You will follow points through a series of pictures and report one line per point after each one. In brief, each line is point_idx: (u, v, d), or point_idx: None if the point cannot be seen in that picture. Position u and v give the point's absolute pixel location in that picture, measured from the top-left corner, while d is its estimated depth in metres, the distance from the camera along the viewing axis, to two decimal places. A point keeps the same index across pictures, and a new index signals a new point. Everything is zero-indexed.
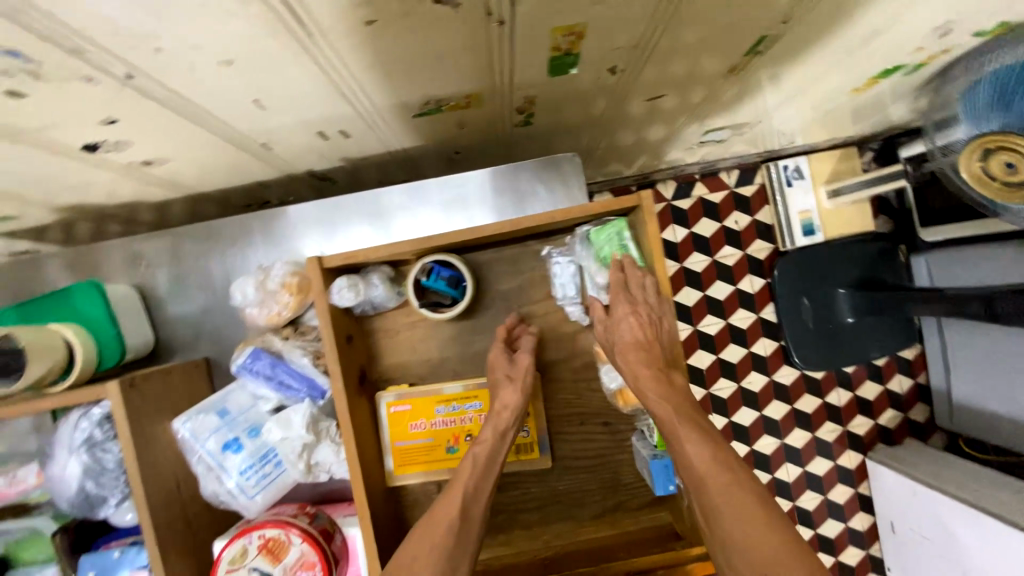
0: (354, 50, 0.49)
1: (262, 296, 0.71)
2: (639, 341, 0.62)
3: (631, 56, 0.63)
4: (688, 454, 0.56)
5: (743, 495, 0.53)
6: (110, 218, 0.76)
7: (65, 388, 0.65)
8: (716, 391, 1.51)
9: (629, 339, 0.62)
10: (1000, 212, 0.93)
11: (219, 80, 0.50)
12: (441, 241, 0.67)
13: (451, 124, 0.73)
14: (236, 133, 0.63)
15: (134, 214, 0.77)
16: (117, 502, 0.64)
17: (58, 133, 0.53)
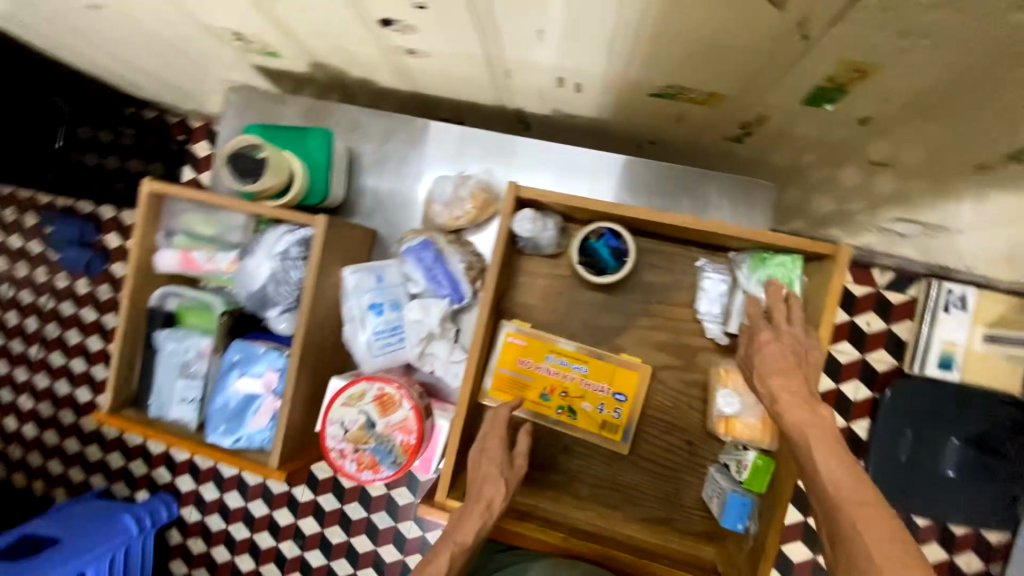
0: (659, 17, 0.54)
1: (450, 198, 0.80)
2: (786, 371, 0.61)
3: (892, 115, 0.62)
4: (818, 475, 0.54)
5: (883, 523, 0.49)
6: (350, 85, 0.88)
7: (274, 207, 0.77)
8: None
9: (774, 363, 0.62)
10: None
11: (530, 3, 0.56)
12: (622, 212, 0.70)
13: (671, 114, 0.76)
14: (498, 54, 0.71)
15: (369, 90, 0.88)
16: (281, 310, 0.75)
17: (379, 1, 0.63)
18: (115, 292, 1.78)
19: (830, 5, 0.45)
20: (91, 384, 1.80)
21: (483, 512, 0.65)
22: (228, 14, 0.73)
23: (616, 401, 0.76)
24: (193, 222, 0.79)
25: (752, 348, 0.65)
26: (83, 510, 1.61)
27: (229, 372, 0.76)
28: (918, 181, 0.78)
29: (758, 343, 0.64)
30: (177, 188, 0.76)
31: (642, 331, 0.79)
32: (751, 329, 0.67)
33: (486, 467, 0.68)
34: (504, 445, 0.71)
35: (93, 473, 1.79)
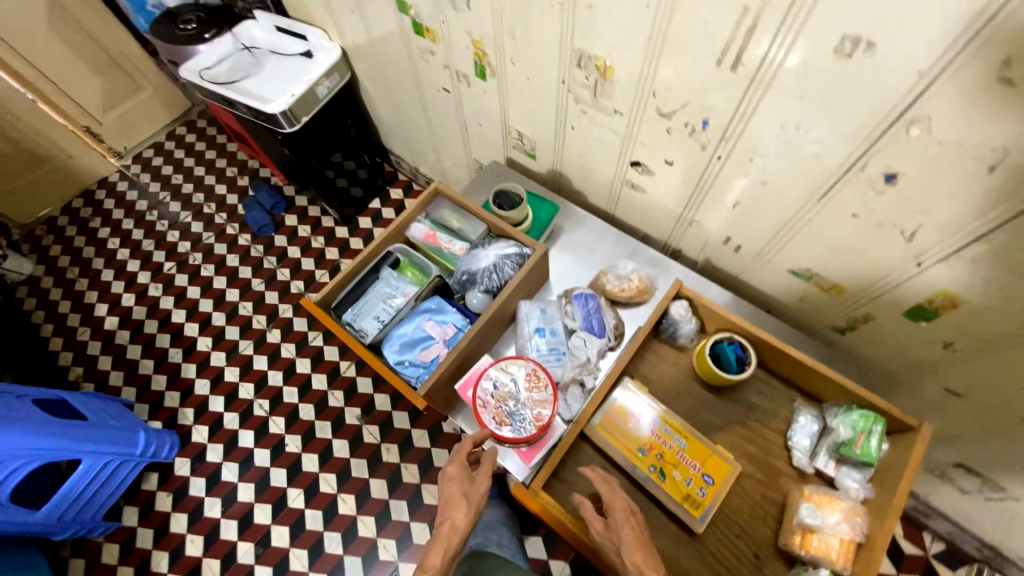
0: (825, 221, 0.86)
1: (624, 275, 1.07)
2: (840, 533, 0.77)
3: (971, 346, 0.85)
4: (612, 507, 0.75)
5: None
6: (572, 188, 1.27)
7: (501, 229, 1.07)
8: None
9: (618, 533, 0.72)
10: None
11: (743, 183, 0.92)
12: (757, 331, 0.92)
13: (797, 291, 1.04)
14: (694, 207, 1.06)
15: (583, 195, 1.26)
16: (482, 290, 1.00)
17: (644, 150, 1.03)
18: (262, 253, 2.11)
19: (942, 248, 0.75)
20: (188, 311, 1.99)
21: (452, 519, 0.71)
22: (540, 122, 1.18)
23: (704, 481, 0.86)
24: (444, 215, 1.11)
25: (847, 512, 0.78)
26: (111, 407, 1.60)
27: (422, 314, 0.98)
28: (983, 422, 0.95)
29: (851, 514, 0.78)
30: (452, 193, 1.11)
31: (735, 436, 0.92)
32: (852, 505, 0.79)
33: (450, 493, 0.75)
34: (464, 466, 0.80)
35: (127, 386, 1.85)
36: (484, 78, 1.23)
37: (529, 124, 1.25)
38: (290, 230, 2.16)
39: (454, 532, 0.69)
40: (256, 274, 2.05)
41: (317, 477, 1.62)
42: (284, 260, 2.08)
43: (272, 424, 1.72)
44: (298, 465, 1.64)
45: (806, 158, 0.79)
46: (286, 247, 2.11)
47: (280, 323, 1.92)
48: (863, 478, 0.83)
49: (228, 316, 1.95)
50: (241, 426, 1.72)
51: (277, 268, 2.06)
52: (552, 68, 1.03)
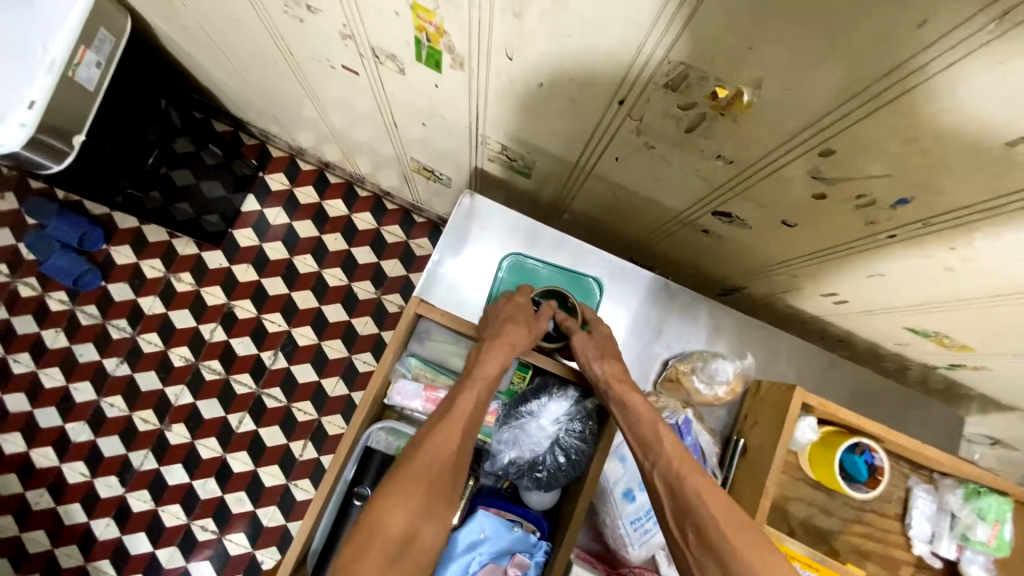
0: (1021, 314, 0.61)
1: (717, 377, 0.76)
2: None
3: None
4: (682, 466, 0.55)
5: (765, 558, 0.48)
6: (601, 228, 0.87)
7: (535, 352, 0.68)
8: None
9: (617, 386, 0.62)
10: None
11: (908, 265, 0.62)
12: (898, 437, 0.72)
13: (900, 341, 0.85)
14: (793, 265, 0.76)
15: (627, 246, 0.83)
16: (546, 482, 0.65)
17: (748, 205, 0.65)
18: (102, 319, 1.41)
19: None
20: (27, 432, 1.36)
21: (507, 351, 0.60)
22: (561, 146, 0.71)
23: None
24: (443, 352, 0.70)
25: None
26: None
27: (469, 556, 0.60)
28: None
29: None
30: (445, 318, 0.65)
31: (854, 537, 0.81)
32: None
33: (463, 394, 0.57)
34: (525, 307, 0.67)
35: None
36: (437, 69, 0.66)
37: (525, 139, 0.75)
38: (133, 272, 1.43)
39: (495, 381, 0.59)
40: (107, 353, 1.40)
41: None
42: (145, 322, 1.42)
43: (230, 545, 1.34)
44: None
45: None
46: (139, 300, 1.43)
47: (178, 418, 1.39)
48: (988, 561, 0.76)
49: (95, 427, 1.37)
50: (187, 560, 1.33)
51: (138, 336, 1.41)
52: (601, 78, 0.55)
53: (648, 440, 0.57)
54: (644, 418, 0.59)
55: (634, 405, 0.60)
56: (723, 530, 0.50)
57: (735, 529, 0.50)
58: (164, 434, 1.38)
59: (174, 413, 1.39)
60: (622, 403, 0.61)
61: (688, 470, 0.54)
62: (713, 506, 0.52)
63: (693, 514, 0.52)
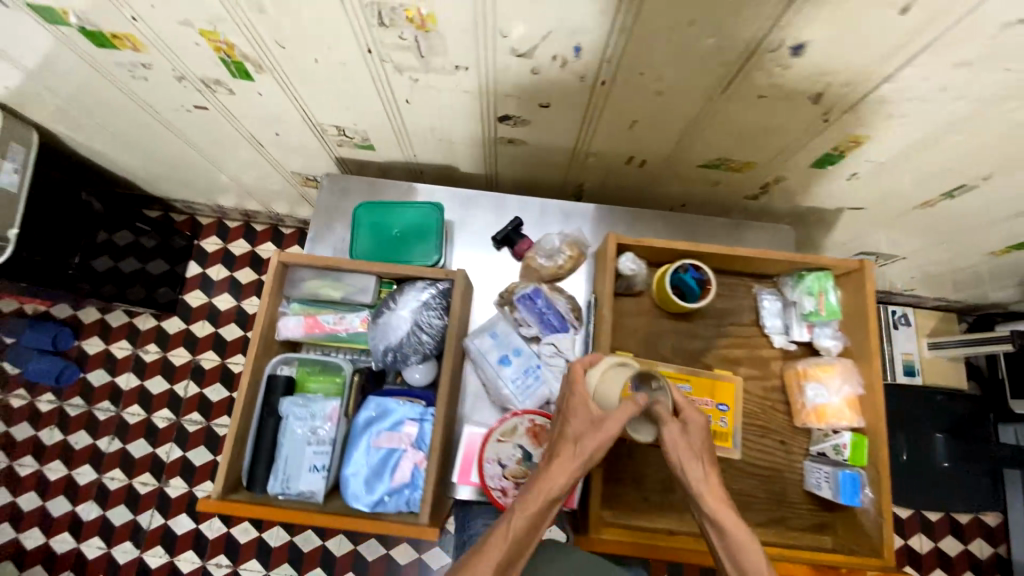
0: (735, 109, 0.76)
1: (552, 249, 0.93)
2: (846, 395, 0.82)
3: (871, 169, 0.88)
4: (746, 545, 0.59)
5: None
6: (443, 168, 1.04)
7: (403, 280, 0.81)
8: None
9: (678, 450, 0.66)
10: None
11: (637, 101, 0.78)
12: (702, 248, 0.88)
13: (712, 180, 0.99)
14: (586, 141, 0.91)
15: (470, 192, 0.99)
16: (419, 360, 0.78)
17: (510, 100, 0.81)
18: (87, 405, 1.57)
19: (848, 100, 0.71)
20: (43, 524, 1.49)
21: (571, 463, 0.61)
22: (366, 106, 0.88)
23: (721, 411, 0.86)
24: (314, 288, 0.82)
25: (844, 369, 0.83)
26: None
27: (366, 430, 0.76)
28: (881, 218, 1.06)
29: (848, 369, 0.83)
30: (304, 258, 0.80)
31: (722, 349, 0.93)
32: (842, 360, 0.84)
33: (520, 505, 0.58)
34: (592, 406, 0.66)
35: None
36: (250, 77, 0.85)
37: (346, 115, 0.93)
38: (106, 356, 1.60)
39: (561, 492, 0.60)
40: (98, 434, 1.55)
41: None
42: (125, 396, 1.58)
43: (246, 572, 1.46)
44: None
45: (703, 54, 0.66)
46: (116, 379, 1.59)
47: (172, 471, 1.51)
48: (834, 331, 0.88)
49: (102, 501, 1.50)
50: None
51: (123, 411, 1.56)
52: (345, 38, 0.72)
53: (706, 497, 0.63)
54: (701, 477, 0.64)
55: (694, 465, 0.65)
56: (751, 561, 0.59)
57: (756, 561, 0.58)
58: (163, 489, 1.51)
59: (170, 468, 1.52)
60: (679, 463, 0.65)
61: (720, 507, 0.62)
62: (741, 536, 0.60)
63: (733, 548, 0.60)
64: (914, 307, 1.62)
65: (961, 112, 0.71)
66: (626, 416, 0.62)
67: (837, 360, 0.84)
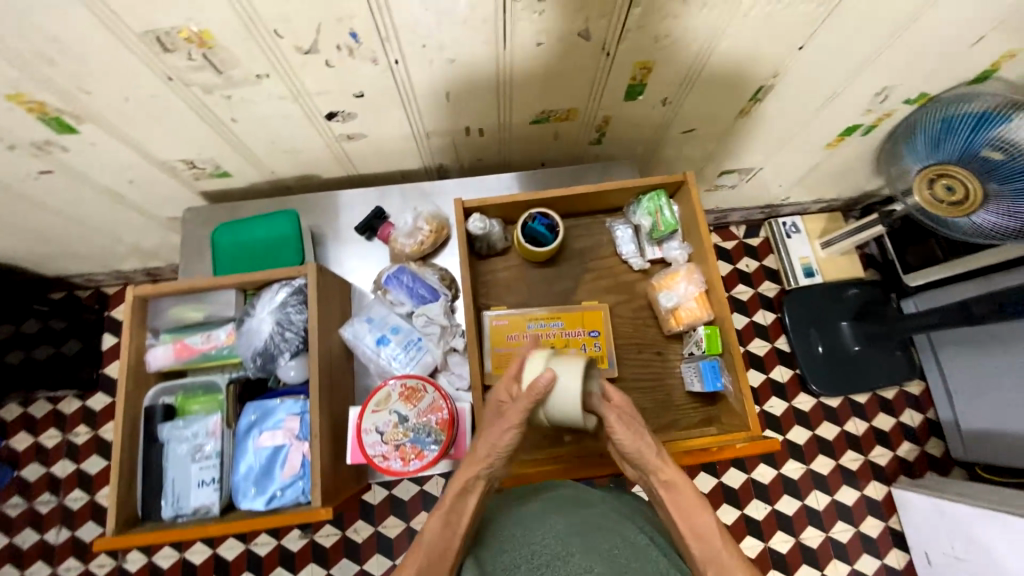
0: (526, 60, 0.83)
1: (410, 228, 0.97)
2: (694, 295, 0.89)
3: (677, 91, 0.97)
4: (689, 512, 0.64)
5: None
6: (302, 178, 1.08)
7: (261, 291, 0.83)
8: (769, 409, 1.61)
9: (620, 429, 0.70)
10: (941, 227, 1.20)
11: (438, 72, 0.83)
12: (543, 195, 0.94)
13: (550, 134, 1.06)
14: (418, 121, 0.96)
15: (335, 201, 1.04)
16: (290, 356, 0.81)
17: (325, 97, 0.86)
18: (28, 501, 1.55)
19: (614, 29, 0.79)
20: None
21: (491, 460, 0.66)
22: (198, 134, 0.91)
23: (594, 337, 0.92)
24: (178, 314, 0.84)
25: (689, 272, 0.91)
26: None
27: (248, 434, 0.77)
28: (716, 134, 1.15)
29: (693, 270, 0.91)
30: (163, 288, 0.83)
31: (589, 284, 0.99)
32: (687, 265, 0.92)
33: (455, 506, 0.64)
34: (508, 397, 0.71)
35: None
36: (74, 130, 0.86)
37: (186, 148, 0.96)
38: (39, 450, 1.59)
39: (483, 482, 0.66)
40: (45, 528, 1.53)
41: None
42: (65, 483, 1.57)
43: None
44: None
45: (464, 16, 0.72)
46: (52, 470, 1.58)
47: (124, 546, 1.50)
48: (680, 242, 0.95)
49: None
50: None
51: (64, 499, 1.55)
52: (139, 69, 0.75)
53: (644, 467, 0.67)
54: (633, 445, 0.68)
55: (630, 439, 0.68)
56: (693, 514, 0.64)
57: (692, 514, 0.64)
58: (120, 567, 1.50)
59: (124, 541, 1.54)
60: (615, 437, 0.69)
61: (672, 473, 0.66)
62: (685, 493, 0.65)
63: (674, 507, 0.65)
64: (802, 214, 1.74)
65: (713, 19, 0.79)
66: (527, 401, 0.65)
67: (682, 266, 0.92)
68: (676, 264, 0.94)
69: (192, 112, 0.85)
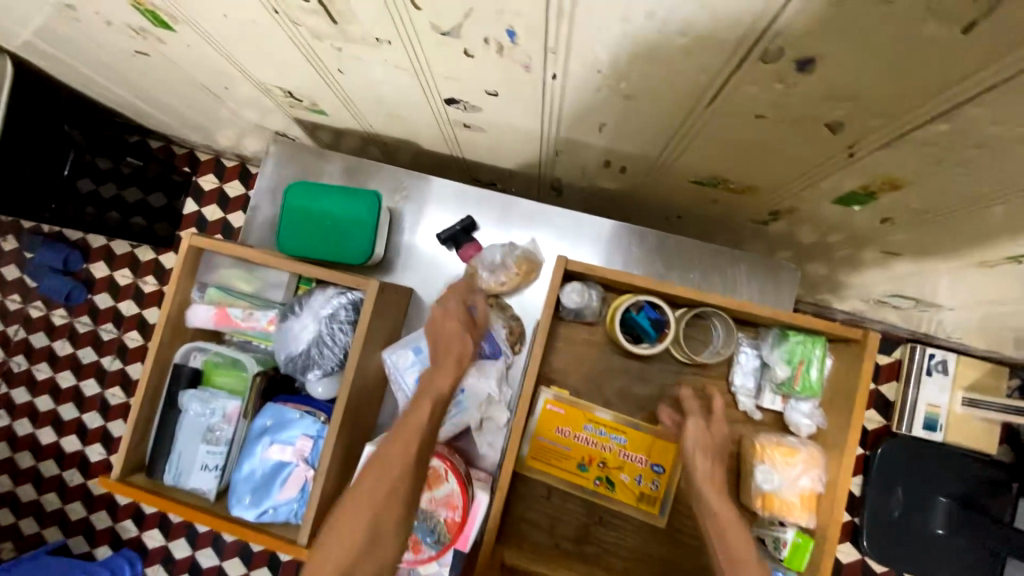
0: (728, 126, 0.58)
1: (495, 263, 0.81)
2: (801, 492, 0.69)
3: (910, 216, 0.69)
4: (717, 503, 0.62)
5: None
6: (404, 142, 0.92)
7: (318, 287, 0.75)
8: None
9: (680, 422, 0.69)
10: None
11: (603, 101, 0.60)
12: (667, 288, 0.73)
13: (708, 197, 0.82)
14: (553, 137, 0.75)
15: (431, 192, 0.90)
16: (321, 373, 0.72)
17: (451, 83, 0.66)
18: (71, 317, 1.63)
19: (883, 134, 0.51)
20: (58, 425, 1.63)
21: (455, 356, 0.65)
22: (298, 70, 0.76)
23: (655, 473, 0.76)
24: (229, 278, 0.78)
25: (811, 455, 0.70)
26: (46, 566, 1.44)
27: (259, 439, 0.72)
28: (920, 267, 0.85)
29: (816, 457, 0.70)
30: (219, 247, 0.74)
31: (676, 401, 0.81)
32: (809, 446, 0.71)
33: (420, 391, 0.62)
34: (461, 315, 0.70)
35: (23, 516, 1.59)
36: (171, 28, 0.73)
37: (284, 78, 0.81)
38: (87, 276, 1.64)
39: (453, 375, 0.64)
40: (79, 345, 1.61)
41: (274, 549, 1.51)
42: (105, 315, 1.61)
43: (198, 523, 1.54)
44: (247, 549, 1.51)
45: (674, 58, 0.49)
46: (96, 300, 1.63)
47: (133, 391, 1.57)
48: (813, 408, 0.73)
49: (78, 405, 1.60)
50: (167, 539, 1.55)
51: (97, 327, 1.63)
52: None
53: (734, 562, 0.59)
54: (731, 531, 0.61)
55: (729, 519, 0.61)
56: None
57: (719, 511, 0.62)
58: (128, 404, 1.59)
59: (136, 385, 1.61)
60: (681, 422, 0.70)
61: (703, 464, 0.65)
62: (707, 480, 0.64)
63: None
64: (960, 353, 1.39)
65: None
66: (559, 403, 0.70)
67: (803, 445, 0.71)
68: (798, 436, 0.73)
69: (295, 50, 0.69)
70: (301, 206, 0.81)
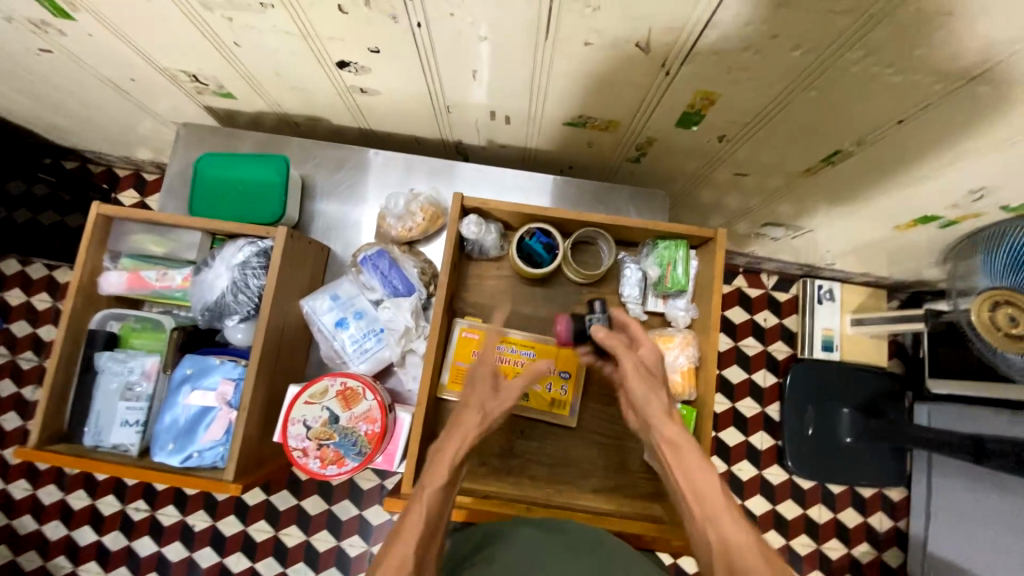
0: (570, 56, 0.70)
1: (401, 211, 0.89)
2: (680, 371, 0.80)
3: (737, 131, 0.83)
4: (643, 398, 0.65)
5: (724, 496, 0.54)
6: (312, 117, 1.00)
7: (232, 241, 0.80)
8: (738, 471, 1.54)
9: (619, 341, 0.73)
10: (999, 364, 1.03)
11: (468, 47, 0.71)
12: (550, 212, 0.83)
13: (584, 139, 0.94)
14: (440, 94, 0.85)
15: (341, 159, 0.97)
16: (239, 318, 0.78)
17: (336, 44, 0.75)
18: None
19: (680, 47, 0.65)
20: None
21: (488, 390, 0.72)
22: (197, 49, 0.82)
23: (562, 379, 0.86)
24: (140, 243, 0.80)
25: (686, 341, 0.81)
26: None
27: (180, 387, 0.75)
28: (768, 186, 1.00)
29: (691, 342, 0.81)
30: (128, 213, 0.77)
31: None
32: (686, 334, 0.82)
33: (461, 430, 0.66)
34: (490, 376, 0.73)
35: None
36: (69, 15, 0.78)
37: (186, 60, 0.87)
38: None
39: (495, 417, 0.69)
40: None
41: (224, 563, 1.43)
42: (22, 341, 1.53)
43: (140, 548, 1.44)
44: (195, 567, 1.42)
45: None
46: (9, 328, 1.54)
47: None
48: (688, 303, 0.85)
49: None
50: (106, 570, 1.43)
51: (15, 356, 1.53)
52: None
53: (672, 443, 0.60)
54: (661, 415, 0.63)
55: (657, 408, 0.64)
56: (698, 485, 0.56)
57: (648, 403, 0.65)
58: None
59: None
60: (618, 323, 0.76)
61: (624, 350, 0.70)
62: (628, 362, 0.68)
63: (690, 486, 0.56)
64: (843, 282, 1.58)
65: (803, 64, 0.64)
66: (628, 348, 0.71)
67: (683, 335, 0.81)
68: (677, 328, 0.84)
69: (190, 25, 0.76)
70: (213, 175, 0.87)
